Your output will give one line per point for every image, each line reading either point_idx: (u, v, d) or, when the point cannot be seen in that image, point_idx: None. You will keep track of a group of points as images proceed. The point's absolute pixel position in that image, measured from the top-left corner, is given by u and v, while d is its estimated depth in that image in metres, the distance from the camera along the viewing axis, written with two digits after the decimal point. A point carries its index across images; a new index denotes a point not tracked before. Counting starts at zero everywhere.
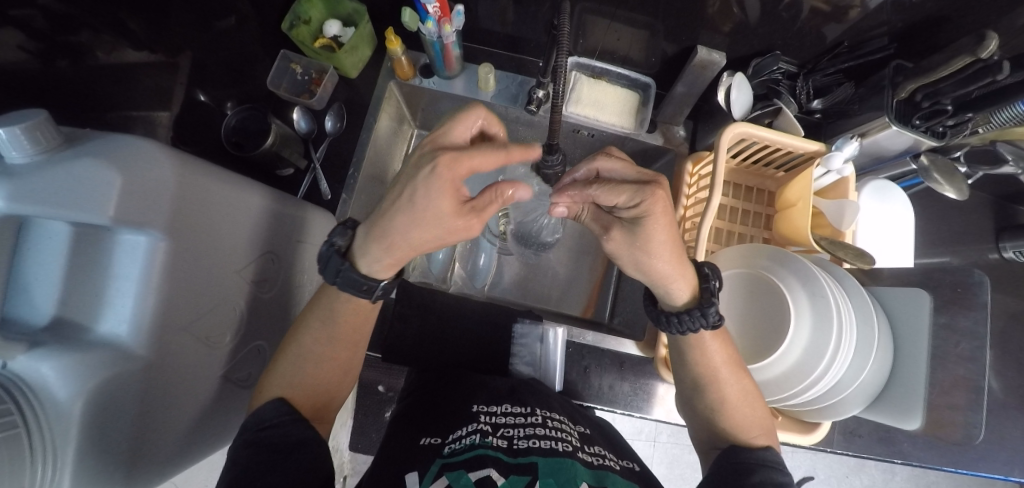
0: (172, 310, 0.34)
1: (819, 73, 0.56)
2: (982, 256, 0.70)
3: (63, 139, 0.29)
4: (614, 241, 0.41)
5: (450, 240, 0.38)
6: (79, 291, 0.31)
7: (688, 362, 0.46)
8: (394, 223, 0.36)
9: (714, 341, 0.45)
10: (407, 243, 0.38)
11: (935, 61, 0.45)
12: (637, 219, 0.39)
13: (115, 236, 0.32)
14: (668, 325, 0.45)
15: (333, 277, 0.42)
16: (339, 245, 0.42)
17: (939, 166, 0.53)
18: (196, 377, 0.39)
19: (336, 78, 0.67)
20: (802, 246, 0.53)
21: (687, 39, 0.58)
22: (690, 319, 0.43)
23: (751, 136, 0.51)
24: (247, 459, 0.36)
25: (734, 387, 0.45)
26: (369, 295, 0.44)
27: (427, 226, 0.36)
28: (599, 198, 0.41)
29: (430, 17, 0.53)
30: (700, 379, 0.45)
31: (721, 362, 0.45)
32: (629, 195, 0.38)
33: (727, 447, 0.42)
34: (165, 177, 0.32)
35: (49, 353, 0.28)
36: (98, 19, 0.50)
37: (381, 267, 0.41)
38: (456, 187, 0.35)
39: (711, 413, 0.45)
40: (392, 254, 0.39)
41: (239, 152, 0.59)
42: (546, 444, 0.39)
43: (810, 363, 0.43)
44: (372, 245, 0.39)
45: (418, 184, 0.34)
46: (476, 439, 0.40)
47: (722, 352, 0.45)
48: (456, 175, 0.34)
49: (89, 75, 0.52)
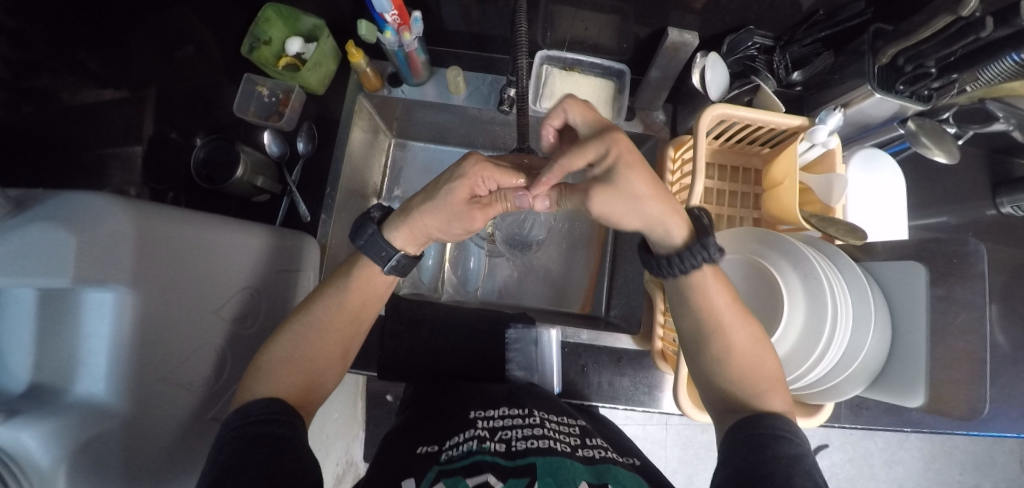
0: (147, 361, 0.35)
1: (795, 44, 0.54)
2: (980, 213, 0.68)
3: (11, 206, 0.30)
4: (599, 201, 0.38)
5: (456, 226, 0.43)
6: (51, 355, 0.31)
7: (689, 305, 0.43)
8: (414, 201, 0.42)
9: (716, 282, 0.43)
10: (421, 220, 0.42)
11: (915, 22, 0.42)
12: (610, 173, 0.36)
13: (80, 295, 0.32)
14: (666, 269, 0.43)
15: (361, 240, 0.45)
16: (375, 217, 0.46)
17: (927, 129, 0.51)
18: (181, 424, 0.38)
19: (303, 96, 0.66)
20: (792, 225, 0.51)
21: (657, 20, 0.56)
22: (690, 255, 0.41)
23: (731, 116, 0.49)
24: (230, 454, 0.32)
25: (743, 334, 0.42)
26: (384, 265, 0.45)
27: (439, 210, 0.41)
28: (568, 167, 0.37)
29: (388, 27, 0.52)
30: (703, 326, 0.43)
31: (725, 306, 0.42)
32: (599, 148, 0.36)
33: (742, 416, 0.39)
34: (122, 231, 0.33)
35: (32, 419, 0.27)
36: (59, 61, 0.49)
37: (405, 239, 0.44)
38: (482, 188, 0.41)
39: (718, 366, 0.43)
40: (409, 222, 0.43)
41: (211, 186, 0.58)
42: (544, 445, 0.39)
43: (802, 352, 0.43)
44: (397, 214, 0.43)
45: (433, 183, 0.41)
46: (473, 445, 0.40)
47: (724, 295, 0.43)
48: (488, 178, 0.40)
49: (59, 118, 0.51)
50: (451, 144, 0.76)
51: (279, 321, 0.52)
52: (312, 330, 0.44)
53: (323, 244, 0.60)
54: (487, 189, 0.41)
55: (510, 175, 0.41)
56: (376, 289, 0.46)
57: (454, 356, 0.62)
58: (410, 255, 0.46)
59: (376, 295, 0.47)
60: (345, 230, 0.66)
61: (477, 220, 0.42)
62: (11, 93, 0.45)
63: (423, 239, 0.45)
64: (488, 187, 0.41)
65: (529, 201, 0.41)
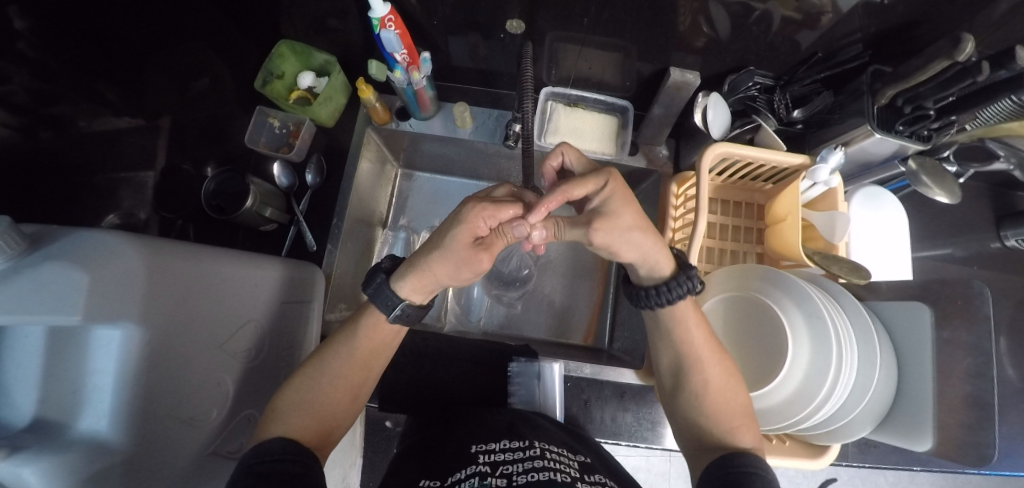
0: (152, 397, 0.35)
1: (795, 84, 0.54)
2: (984, 245, 0.68)
3: (29, 242, 0.30)
4: (603, 230, 0.38)
5: (463, 274, 0.41)
6: (56, 390, 0.31)
7: (667, 337, 0.45)
8: (422, 251, 0.42)
9: (694, 320, 0.44)
10: (428, 270, 0.41)
11: (913, 66, 0.43)
12: (605, 202, 0.39)
13: (89, 331, 0.32)
14: (647, 300, 0.45)
15: (370, 290, 0.44)
16: (385, 267, 0.45)
17: (927, 167, 0.52)
18: (181, 459, 0.38)
19: (314, 129, 0.68)
20: (794, 261, 0.52)
21: (659, 60, 0.57)
22: (677, 284, 0.43)
23: (732, 154, 0.50)
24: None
25: (719, 371, 0.43)
26: (389, 313, 0.44)
27: (445, 256, 0.39)
28: (571, 192, 0.39)
29: (398, 66, 0.54)
30: (683, 361, 0.45)
31: (702, 342, 0.44)
32: (597, 180, 0.39)
33: (721, 455, 0.38)
34: (133, 267, 0.34)
35: (30, 458, 0.27)
36: (77, 91, 0.51)
37: (416, 291, 0.44)
38: (484, 227, 0.39)
39: (695, 400, 0.44)
40: (416, 273, 0.42)
41: (221, 216, 0.60)
42: (544, 476, 0.36)
43: (801, 402, 0.42)
44: (406, 265, 0.43)
45: (440, 231, 0.41)
46: (474, 482, 0.38)
47: (702, 333, 0.44)
48: (488, 218, 0.39)
49: (74, 143, 0.52)
50: (457, 176, 0.77)
51: (282, 354, 0.52)
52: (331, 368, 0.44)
53: (328, 275, 0.60)
54: (489, 229, 0.40)
55: (507, 209, 0.40)
56: (383, 333, 0.46)
57: (458, 388, 0.63)
58: (416, 305, 0.45)
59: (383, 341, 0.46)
60: (349, 260, 0.66)
61: (483, 262, 0.40)
62: (29, 119, 0.46)
63: (434, 286, 0.44)
64: (489, 227, 0.40)
65: (530, 231, 0.40)
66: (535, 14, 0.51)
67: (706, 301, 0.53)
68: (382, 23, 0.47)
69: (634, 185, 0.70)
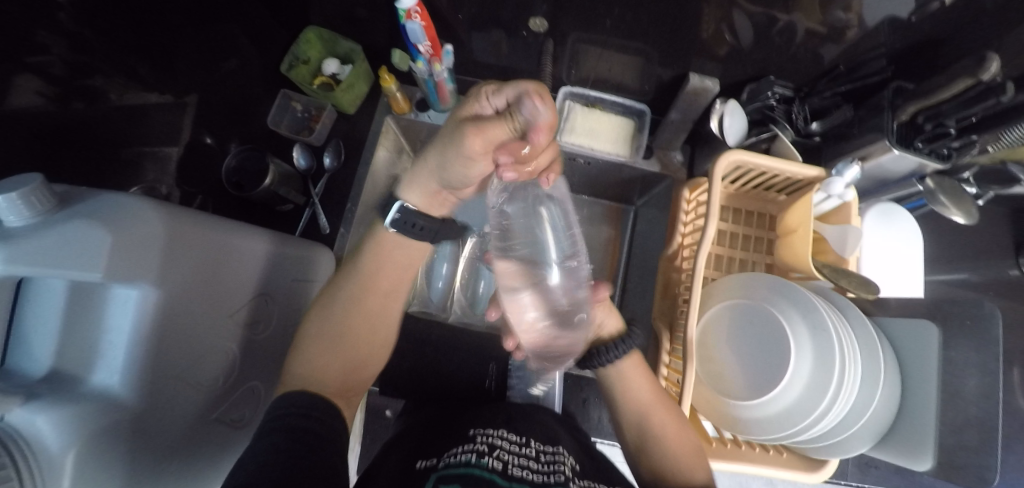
0: (161, 359, 0.36)
1: (816, 96, 0.54)
2: (1002, 272, 0.67)
3: (58, 202, 0.31)
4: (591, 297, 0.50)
5: (473, 169, 0.40)
6: (76, 344, 0.32)
7: (617, 395, 0.50)
8: (435, 150, 0.42)
9: (633, 372, 0.50)
10: (441, 170, 0.42)
11: (937, 82, 0.42)
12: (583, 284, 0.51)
13: (108, 290, 0.34)
14: (594, 357, 0.50)
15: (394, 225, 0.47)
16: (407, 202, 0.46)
17: (945, 188, 0.51)
18: (187, 422, 0.40)
19: (335, 114, 0.70)
20: (803, 273, 0.52)
21: (679, 66, 0.58)
22: (609, 349, 0.49)
23: (747, 162, 0.50)
24: (286, 439, 0.31)
25: (667, 421, 0.46)
26: (406, 233, 0.47)
27: (449, 151, 0.39)
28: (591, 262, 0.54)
29: (421, 58, 0.55)
30: (633, 409, 0.48)
31: (645, 394, 0.48)
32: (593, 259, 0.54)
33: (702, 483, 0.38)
34: (153, 231, 0.35)
35: (44, 405, 0.28)
36: (111, 65, 0.53)
37: (412, 188, 0.47)
38: (489, 108, 0.37)
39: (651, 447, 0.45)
40: (432, 182, 0.45)
41: (239, 192, 0.62)
42: (539, 478, 0.36)
43: (799, 413, 0.42)
44: (419, 172, 0.46)
45: (453, 124, 0.39)
46: (471, 457, 0.37)
47: (643, 384, 0.49)
48: (493, 95, 0.36)
49: (103, 116, 0.53)
50: None
51: (288, 330, 0.54)
52: (339, 340, 0.44)
53: (339, 257, 0.63)
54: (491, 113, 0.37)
55: (509, 92, 0.35)
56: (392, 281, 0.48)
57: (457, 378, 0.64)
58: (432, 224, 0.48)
59: (394, 265, 0.49)
60: None
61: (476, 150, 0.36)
62: (63, 89, 0.48)
63: (434, 187, 0.46)
64: (494, 108, 0.37)
65: (535, 109, 0.33)
66: (558, 15, 0.52)
67: (709, 309, 0.52)
68: (408, 15, 0.48)
69: (646, 190, 0.71)
